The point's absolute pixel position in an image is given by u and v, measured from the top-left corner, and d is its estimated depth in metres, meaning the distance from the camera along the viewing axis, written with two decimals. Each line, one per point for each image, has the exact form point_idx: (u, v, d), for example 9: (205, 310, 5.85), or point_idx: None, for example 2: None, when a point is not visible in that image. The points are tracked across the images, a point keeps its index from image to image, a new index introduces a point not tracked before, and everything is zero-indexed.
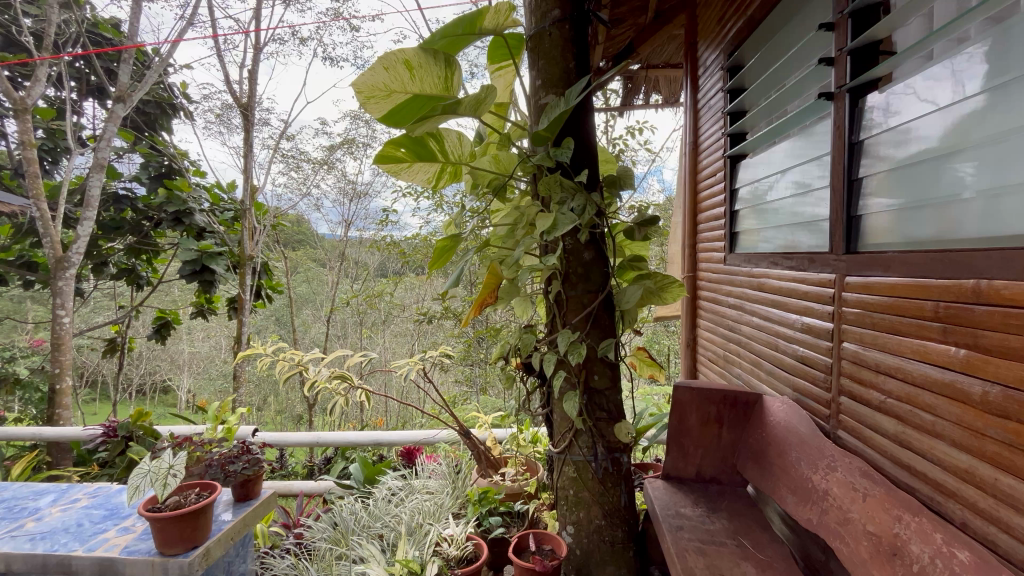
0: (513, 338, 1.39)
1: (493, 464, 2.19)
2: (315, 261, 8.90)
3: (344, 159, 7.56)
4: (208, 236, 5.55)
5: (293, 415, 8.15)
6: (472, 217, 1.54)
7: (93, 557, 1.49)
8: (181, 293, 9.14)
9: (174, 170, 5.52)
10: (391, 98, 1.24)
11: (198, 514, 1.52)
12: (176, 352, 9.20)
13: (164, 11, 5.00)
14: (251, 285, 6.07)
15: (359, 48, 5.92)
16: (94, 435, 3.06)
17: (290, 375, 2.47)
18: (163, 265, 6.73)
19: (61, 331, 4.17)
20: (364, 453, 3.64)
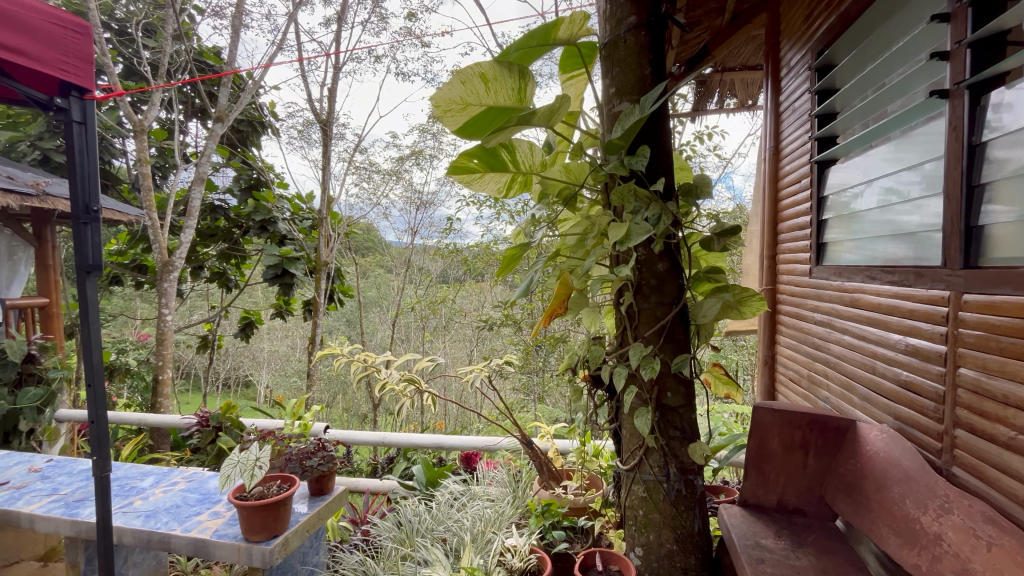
0: (581, 350, 1.37)
1: (555, 476, 2.16)
2: (383, 268, 9.31)
3: (412, 170, 7.87)
4: (288, 243, 6.29)
5: (358, 414, 8.55)
6: (540, 225, 1.53)
7: (189, 538, 1.63)
8: (264, 295, 9.90)
9: (262, 182, 6.25)
10: (467, 111, 1.26)
11: (279, 505, 1.62)
12: (258, 349, 9.95)
13: (259, 38, 5.47)
14: (325, 289, 6.47)
15: (429, 63, 6.12)
16: (189, 424, 3.37)
17: (363, 376, 2.59)
18: (249, 270, 7.33)
19: (165, 328, 4.65)
20: (425, 455, 3.74)
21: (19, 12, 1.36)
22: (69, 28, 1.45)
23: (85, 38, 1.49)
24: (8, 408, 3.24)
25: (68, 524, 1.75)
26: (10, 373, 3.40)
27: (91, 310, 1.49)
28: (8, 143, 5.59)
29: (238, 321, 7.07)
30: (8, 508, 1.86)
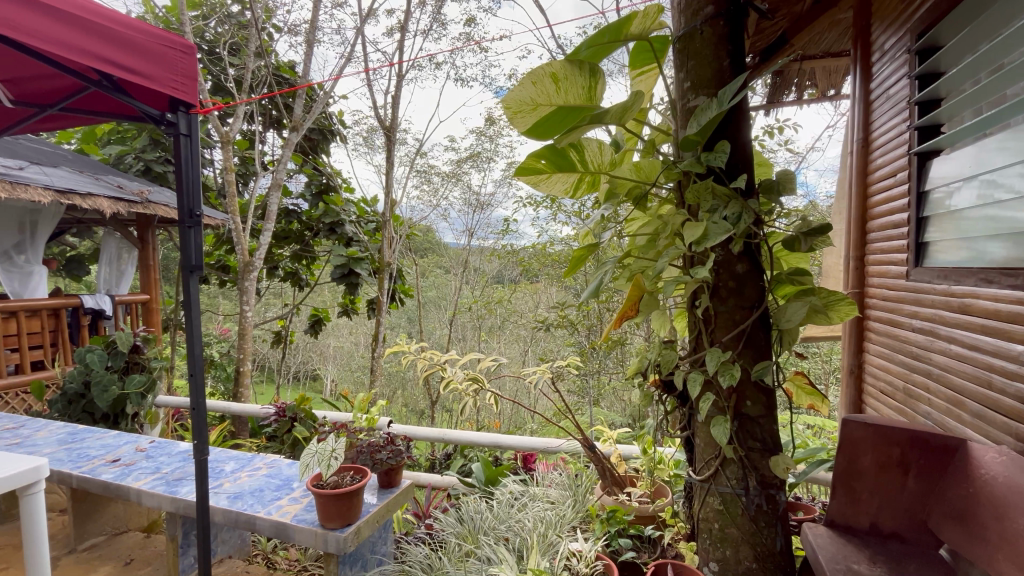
0: (652, 354, 1.33)
1: (618, 482, 2.11)
2: (441, 268, 9.54)
3: (470, 172, 8.01)
4: (354, 243, 6.82)
5: (417, 410, 8.83)
6: (608, 226, 1.49)
7: (271, 520, 1.74)
8: (331, 294, 10.46)
9: (329, 188, 6.92)
10: (537, 112, 1.24)
11: (352, 496, 1.70)
12: (326, 345, 10.51)
13: (330, 52, 5.79)
14: (387, 289, 6.74)
15: (487, 67, 6.19)
16: (268, 413, 3.61)
17: (429, 374, 2.66)
18: (318, 270, 7.77)
19: (246, 323, 5.03)
20: (482, 453, 3.79)
21: (136, 36, 1.50)
22: (176, 48, 1.59)
23: (188, 56, 1.62)
24: (117, 393, 3.62)
25: (170, 500, 1.93)
26: (119, 362, 3.80)
27: (194, 307, 1.62)
28: (118, 156, 6.27)
29: (309, 318, 7.51)
30: (119, 482, 2.07)
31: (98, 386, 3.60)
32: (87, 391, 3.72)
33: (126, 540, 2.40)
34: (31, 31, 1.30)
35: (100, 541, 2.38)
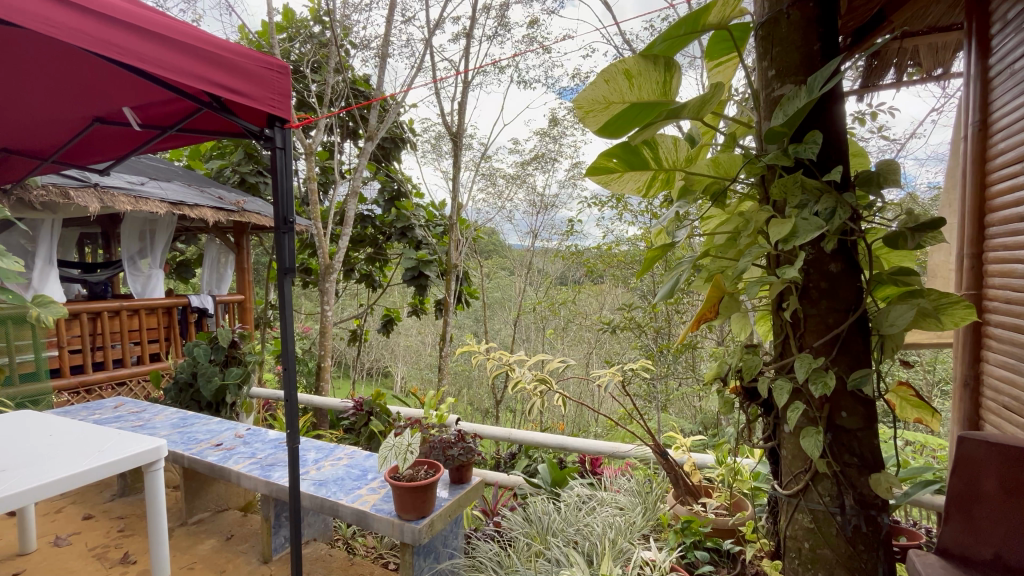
0: (733, 358, 1.26)
1: (693, 492, 2.02)
2: (505, 270, 9.68)
3: (535, 174, 8.03)
4: (423, 246, 7.12)
5: (482, 409, 9.01)
6: (683, 224, 1.43)
7: (353, 508, 1.85)
8: (401, 295, 10.93)
9: (401, 194, 7.31)
10: (609, 110, 1.22)
11: (426, 489, 1.76)
12: (396, 343, 11.02)
13: (402, 64, 6.08)
14: (454, 290, 6.94)
15: (550, 68, 6.18)
16: (348, 407, 3.84)
17: (498, 373, 2.69)
18: (390, 272, 8.16)
19: (327, 322, 5.39)
20: (547, 454, 3.79)
21: (235, 58, 1.59)
22: (273, 69, 1.71)
23: (283, 75, 1.73)
24: (219, 383, 4.01)
25: (264, 483, 2.11)
26: (220, 355, 4.21)
27: (288, 305, 1.74)
28: (219, 170, 6.95)
29: (381, 318, 7.90)
30: (222, 464, 2.29)
31: (203, 376, 4.00)
32: (194, 380, 4.16)
33: (227, 517, 2.65)
34: (159, 63, 1.43)
35: (205, 516, 2.64)
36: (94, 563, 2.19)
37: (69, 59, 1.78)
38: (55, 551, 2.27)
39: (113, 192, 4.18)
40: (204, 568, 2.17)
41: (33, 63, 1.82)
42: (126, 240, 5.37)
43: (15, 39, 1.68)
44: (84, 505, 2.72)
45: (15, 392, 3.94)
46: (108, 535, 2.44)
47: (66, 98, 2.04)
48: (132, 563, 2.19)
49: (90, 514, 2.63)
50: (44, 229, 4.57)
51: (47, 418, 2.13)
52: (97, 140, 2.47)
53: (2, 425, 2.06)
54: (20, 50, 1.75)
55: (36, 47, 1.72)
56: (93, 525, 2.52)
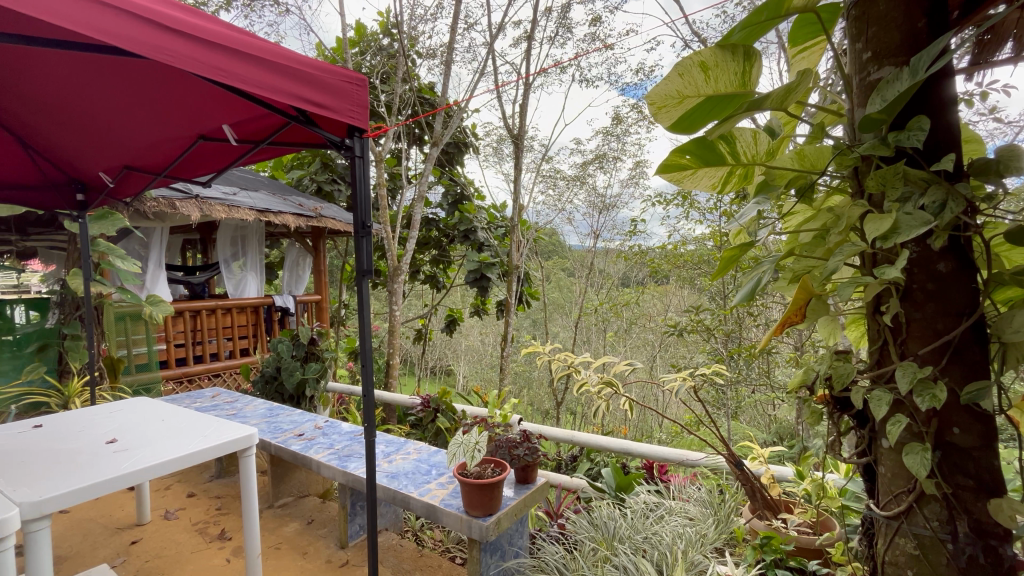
0: (821, 366, 1.16)
1: (772, 506, 1.90)
2: (566, 271, 9.64)
3: (595, 174, 7.90)
4: (486, 248, 7.30)
5: (542, 409, 9.06)
6: (763, 222, 1.31)
7: (423, 501, 1.92)
8: (463, 295, 11.22)
9: (463, 197, 7.54)
10: (684, 105, 1.16)
11: (492, 487, 1.78)
12: (459, 343, 11.32)
13: (466, 71, 6.25)
14: (516, 292, 7.02)
15: (613, 65, 6.07)
16: (416, 403, 3.95)
17: (563, 375, 2.67)
18: (453, 274, 8.39)
19: (395, 322, 5.63)
20: (609, 458, 3.73)
21: (320, 74, 1.63)
22: (352, 82, 1.72)
23: (361, 88, 1.75)
24: (300, 377, 4.30)
25: (342, 473, 2.24)
26: (301, 352, 4.53)
27: (365, 305, 1.82)
28: (299, 179, 7.47)
29: (445, 318, 8.15)
30: (305, 453, 2.46)
31: (286, 370, 4.32)
32: (278, 374, 4.48)
33: (308, 503, 2.83)
34: (253, 82, 1.46)
35: (289, 501, 2.84)
36: (197, 536, 2.43)
37: (178, 82, 1.95)
38: (166, 524, 2.54)
39: (211, 202, 4.63)
40: (289, 548, 2.34)
41: (150, 88, 2.03)
42: (221, 245, 5.91)
43: (136, 66, 1.87)
44: (188, 484, 3.03)
45: (132, 380, 4.49)
46: (208, 512, 2.69)
47: (177, 117, 2.26)
48: (228, 539, 2.40)
49: (192, 493, 2.91)
50: (155, 236, 5.14)
51: (157, 405, 2.39)
52: (202, 155, 2.72)
53: (122, 410, 2.33)
54: (139, 76, 1.95)
55: (151, 72, 1.90)
56: (196, 502, 2.80)
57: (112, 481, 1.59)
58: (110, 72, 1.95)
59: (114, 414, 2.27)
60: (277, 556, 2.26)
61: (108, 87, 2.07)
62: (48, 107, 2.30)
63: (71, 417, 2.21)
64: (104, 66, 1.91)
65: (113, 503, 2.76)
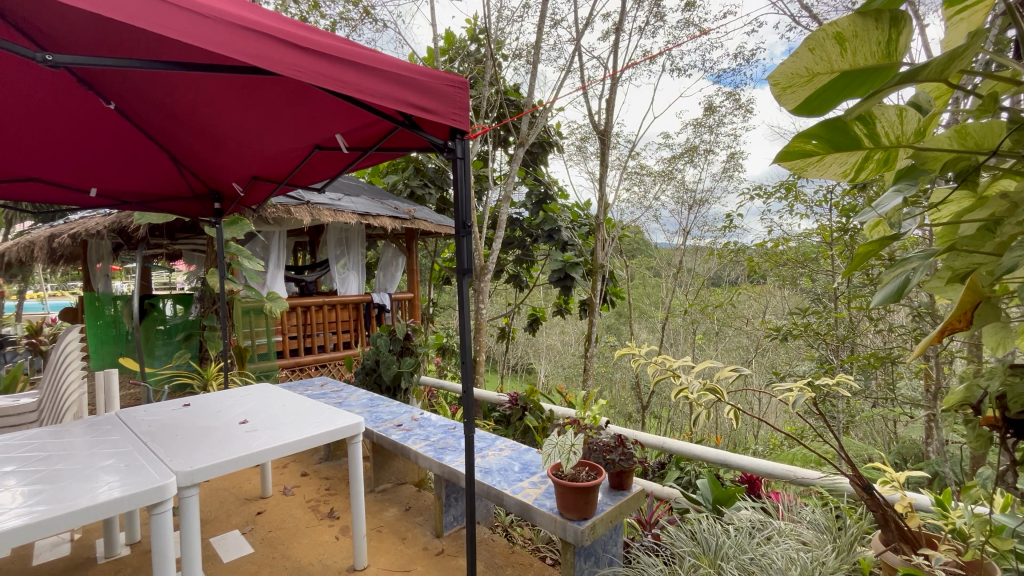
0: (988, 383, 0.96)
1: (909, 540, 1.65)
2: (651, 270, 9.29)
3: (685, 168, 7.45)
4: (569, 248, 7.39)
5: (626, 412, 8.86)
6: (911, 214, 1.10)
7: (517, 499, 1.93)
8: (545, 295, 11.29)
9: (548, 196, 7.62)
10: (812, 84, 0.97)
11: (588, 491, 1.75)
12: (540, 343, 11.41)
13: (552, 70, 6.25)
14: (601, 291, 6.91)
15: (707, 51, 5.69)
16: (505, 400, 4.00)
17: (660, 379, 2.53)
18: (536, 273, 8.46)
19: (481, 319, 5.74)
20: (700, 468, 3.54)
21: (425, 79, 1.67)
22: (453, 85, 1.75)
23: (462, 90, 1.77)
24: (396, 370, 4.56)
25: (438, 465, 2.33)
26: (397, 346, 4.79)
27: (466, 304, 1.85)
28: (393, 184, 7.93)
29: (528, 317, 8.24)
30: (403, 443, 2.59)
31: (384, 363, 4.60)
32: (377, 366, 4.78)
33: (405, 490, 2.98)
34: (365, 90, 1.52)
35: (388, 487, 3.01)
36: (310, 512, 2.66)
37: (297, 98, 2.13)
38: (284, 499, 2.81)
39: (320, 208, 5.07)
40: (389, 532, 2.47)
41: (275, 104, 2.24)
42: (329, 245, 6.42)
43: (265, 86, 2.07)
44: (302, 464, 3.34)
45: (256, 367, 5.06)
46: (319, 491, 2.94)
47: (299, 129, 2.49)
48: (336, 518, 2.60)
49: (305, 472, 3.21)
50: (275, 239, 5.73)
51: (278, 391, 2.64)
52: (316, 164, 2.98)
53: (250, 394, 2.62)
54: (267, 95, 2.16)
55: (276, 90, 2.09)
56: (308, 481, 3.07)
57: (239, 461, 1.75)
58: (245, 94, 2.18)
59: (243, 398, 2.55)
60: (379, 539, 2.40)
61: (242, 106, 2.32)
62: (196, 130, 2.64)
63: (211, 398, 2.53)
64: (239, 88, 2.13)
65: (242, 476, 3.12)
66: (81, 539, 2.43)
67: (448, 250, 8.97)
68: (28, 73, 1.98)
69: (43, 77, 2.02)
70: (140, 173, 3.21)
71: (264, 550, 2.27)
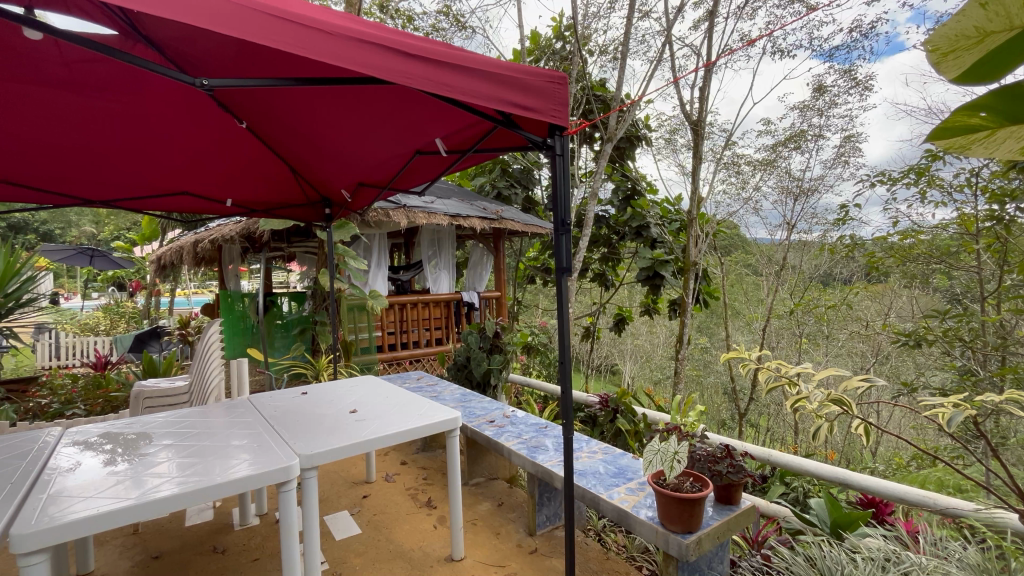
0: None
1: None
2: (750, 268, 8.62)
3: (790, 155, 6.73)
4: (658, 245, 7.15)
5: (720, 419, 8.35)
6: None
7: (614, 505, 1.87)
8: (631, 295, 10.96)
9: (636, 192, 7.36)
10: (983, 46, 0.78)
11: (693, 504, 1.65)
12: (626, 344, 11.10)
13: (640, 64, 6.03)
14: (693, 291, 6.55)
15: (815, 29, 5.20)
16: (596, 401, 3.93)
17: (773, 387, 2.32)
18: (622, 272, 8.24)
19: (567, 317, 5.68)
20: (808, 484, 3.23)
21: (525, 77, 1.66)
22: (553, 81, 1.73)
23: (561, 85, 1.75)
24: (486, 367, 4.68)
25: (532, 463, 2.33)
26: (487, 344, 4.90)
27: (564, 303, 1.83)
28: (481, 186, 8.14)
29: (614, 317, 8.05)
30: (497, 439, 2.64)
31: (474, 360, 4.73)
32: (468, 362, 4.91)
33: (498, 486, 3.04)
34: (469, 92, 1.54)
35: (481, 481, 3.09)
36: (410, 500, 2.81)
37: (400, 105, 2.24)
38: (387, 485, 2.99)
39: (415, 210, 5.35)
40: (484, 525, 2.53)
41: (380, 112, 2.37)
42: (423, 246, 6.74)
43: (373, 98, 2.20)
44: (401, 453, 3.54)
45: (359, 359, 5.48)
46: (417, 480, 3.09)
47: (402, 135, 2.64)
48: (433, 508, 2.71)
49: (404, 461, 3.40)
50: (376, 241, 6.14)
51: (382, 383, 2.83)
52: (415, 169, 3.14)
53: (357, 385, 2.82)
54: (374, 105, 2.30)
55: (382, 100, 2.22)
56: (407, 469, 3.25)
57: (350, 448, 1.88)
58: (355, 106, 2.34)
59: (352, 389, 2.75)
60: (474, 531, 2.46)
61: (352, 117, 2.49)
62: (312, 142, 2.90)
63: (325, 388, 2.76)
64: (349, 101, 2.29)
65: (349, 460, 3.38)
66: (221, 506, 2.78)
67: (533, 249, 9.04)
68: (184, 98, 2.31)
69: (194, 101, 2.34)
70: (266, 185, 3.59)
71: (370, 532, 2.43)
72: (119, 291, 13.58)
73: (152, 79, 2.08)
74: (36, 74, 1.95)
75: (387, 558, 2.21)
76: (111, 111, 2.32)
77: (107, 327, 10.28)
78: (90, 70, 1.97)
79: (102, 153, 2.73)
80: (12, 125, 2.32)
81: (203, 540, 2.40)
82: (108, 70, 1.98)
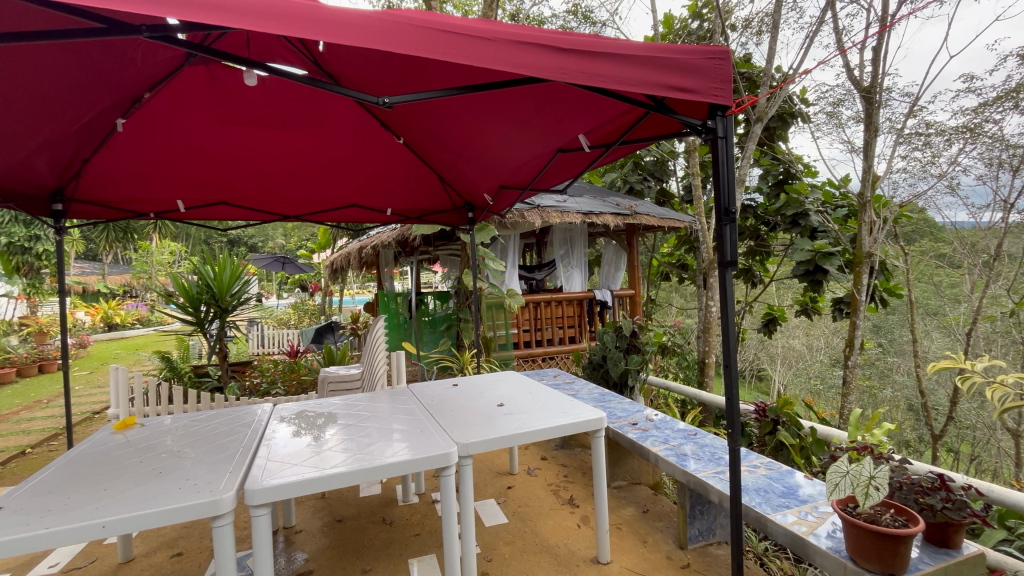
0: None
1: None
2: None
3: (1004, 115, 5.35)
4: (820, 235, 6.24)
5: (906, 440, 7.03)
6: None
7: (787, 529, 1.65)
8: (783, 292, 9.81)
9: (791, 176, 6.55)
10: None
11: (898, 541, 1.38)
12: (777, 347, 9.97)
13: (793, 32, 5.32)
14: (868, 287, 5.61)
15: None
16: (751, 409, 3.59)
17: (1011, 408, 1.84)
18: (775, 266, 7.43)
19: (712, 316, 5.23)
20: None
21: (683, 56, 1.55)
22: (713, 57, 1.58)
23: (723, 61, 1.59)
24: (623, 367, 4.55)
25: (683, 473, 2.18)
26: (623, 343, 4.76)
27: (727, 299, 1.67)
28: (612, 181, 7.99)
29: (762, 316, 7.18)
30: (642, 443, 2.53)
31: (611, 359, 4.64)
32: (604, 361, 4.83)
33: (641, 491, 2.92)
34: (624, 80, 1.49)
35: (623, 484, 3.01)
36: (552, 496, 2.84)
37: (544, 102, 2.27)
38: (529, 478, 3.08)
39: (549, 210, 5.43)
40: (629, 531, 2.45)
41: (524, 113, 2.43)
42: (556, 245, 6.81)
43: (518, 98, 2.26)
44: (541, 448, 3.62)
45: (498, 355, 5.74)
46: (558, 476, 3.12)
47: (544, 134, 2.67)
48: (576, 506, 2.70)
49: (545, 456, 3.47)
50: (512, 241, 6.39)
51: (524, 379, 2.90)
52: (555, 167, 3.17)
53: (501, 380, 2.95)
54: (519, 106, 2.35)
55: (527, 101, 2.27)
56: (547, 465, 3.31)
57: (500, 440, 1.95)
58: (501, 109, 2.43)
59: (497, 383, 2.88)
60: (619, 536, 2.40)
61: (497, 121, 2.60)
62: (460, 151, 3.09)
63: (473, 381, 2.93)
64: (496, 105, 2.38)
65: (493, 451, 3.56)
66: (387, 482, 3.12)
67: (668, 244, 8.59)
68: (357, 120, 2.64)
69: (365, 121, 2.66)
70: (419, 194, 3.95)
71: (516, 523, 2.51)
72: (303, 292, 16.22)
73: (334, 104, 2.41)
74: (254, 113, 2.39)
75: (534, 551, 2.25)
76: (304, 139, 2.75)
77: (295, 321, 12.34)
78: (290, 103, 2.35)
79: (294, 175, 3.25)
80: (237, 158, 2.88)
81: (375, 511, 2.72)
82: (304, 102, 2.34)
